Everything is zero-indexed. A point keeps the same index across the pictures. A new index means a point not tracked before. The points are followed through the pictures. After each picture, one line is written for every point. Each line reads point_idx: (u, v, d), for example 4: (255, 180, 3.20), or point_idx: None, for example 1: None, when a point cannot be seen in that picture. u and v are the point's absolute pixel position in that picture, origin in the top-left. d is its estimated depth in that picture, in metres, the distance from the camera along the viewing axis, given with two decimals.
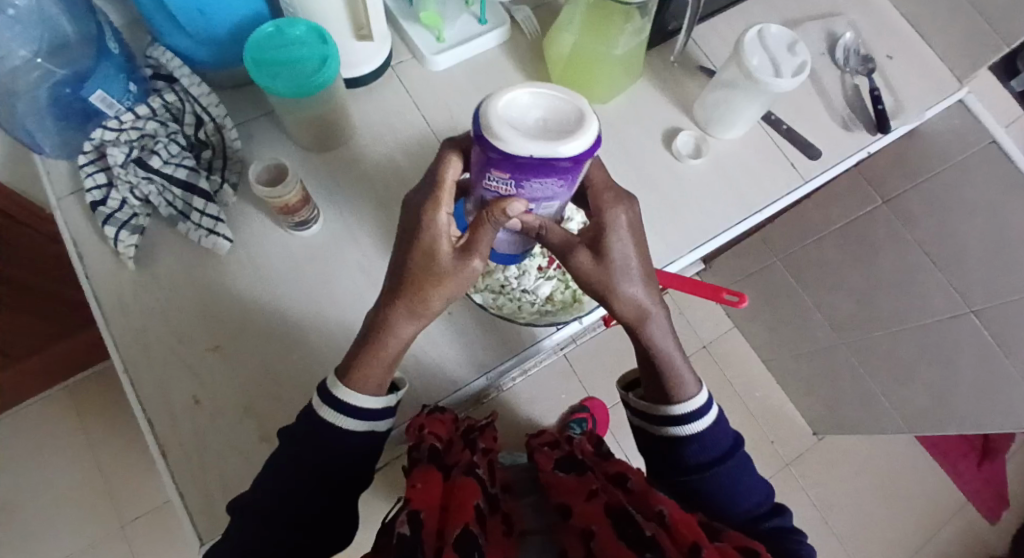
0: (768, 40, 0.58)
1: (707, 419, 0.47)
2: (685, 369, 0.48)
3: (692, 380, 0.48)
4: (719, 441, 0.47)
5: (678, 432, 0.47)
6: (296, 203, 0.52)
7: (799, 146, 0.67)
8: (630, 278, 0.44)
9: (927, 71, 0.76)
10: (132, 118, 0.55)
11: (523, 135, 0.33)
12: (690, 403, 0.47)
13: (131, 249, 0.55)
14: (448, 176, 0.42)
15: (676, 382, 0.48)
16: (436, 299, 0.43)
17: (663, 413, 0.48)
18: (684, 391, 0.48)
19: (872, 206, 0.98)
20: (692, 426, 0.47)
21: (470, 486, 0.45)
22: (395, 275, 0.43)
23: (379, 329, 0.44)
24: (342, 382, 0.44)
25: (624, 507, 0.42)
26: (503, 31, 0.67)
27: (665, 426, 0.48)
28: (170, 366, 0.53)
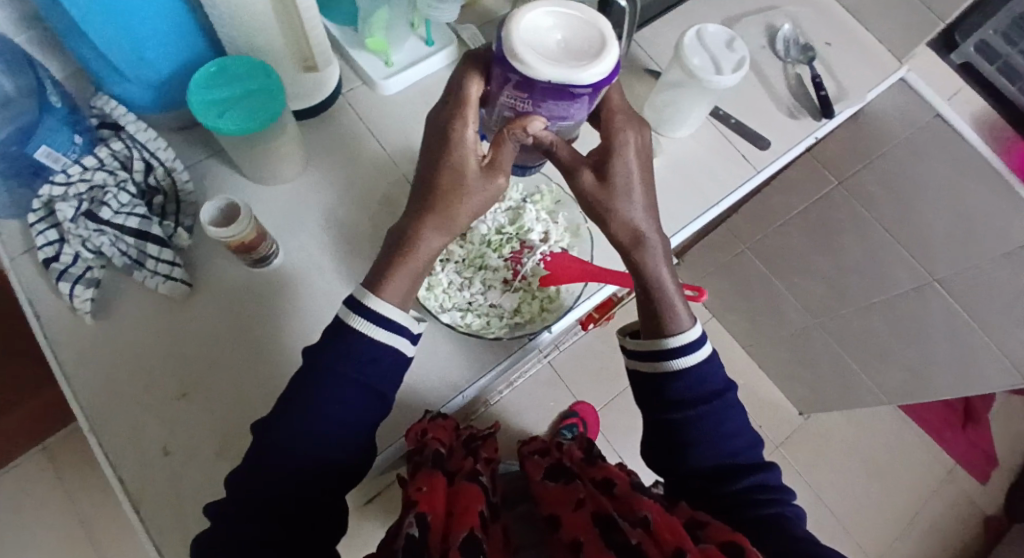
0: (707, 39, 0.60)
1: (695, 355, 0.44)
2: (680, 300, 0.46)
3: (686, 313, 0.46)
4: (708, 378, 0.45)
5: (673, 365, 0.45)
6: (253, 239, 0.52)
7: (749, 139, 0.68)
8: (628, 201, 0.44)
9: (868, 56, 0.79)
10: (79, 170, 0.54)
11: (544, 61, 0.37)
12: (682, 336, 0.44)
13: (88, 303, 0.54)
14: (472, 90, 0.42)
15: (671, 312, 0.45)
16: (463, 212, 0.42)
17: (657, 346, 0.45)
18: (677, 325, 0.45)
19: (830, 186, 0.99)
20: (681, 360, 0.44)
21: (473, 492, 0.44)
22: (425, 175, 0.42)
23: (406, 247, 0.42)
24: (370, 291, 0.41)
25: (609, 514, 0.42)
26: (451, 51, 0.68)
27: (660, 358, 0.45)
28: (140, 419, 0.52)
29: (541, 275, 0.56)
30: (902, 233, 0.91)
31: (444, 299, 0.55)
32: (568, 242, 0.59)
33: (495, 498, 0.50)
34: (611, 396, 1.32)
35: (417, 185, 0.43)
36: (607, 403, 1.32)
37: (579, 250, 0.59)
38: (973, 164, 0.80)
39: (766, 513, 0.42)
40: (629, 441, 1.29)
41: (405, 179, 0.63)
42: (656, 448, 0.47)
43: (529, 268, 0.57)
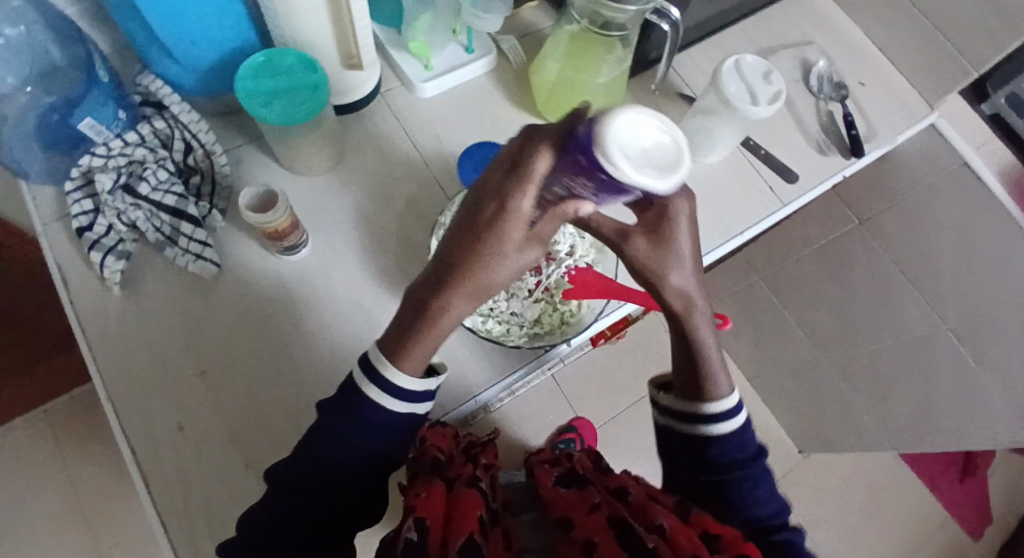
0: (745, 69, 0.60)
1: (736, 423, 0.45)
2: (722, 368, 0.46)
3: (726, 380, 0.45)
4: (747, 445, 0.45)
5: (714, 429, 0.45)
6: (285, 229, 0.53)
7: (776, 171, 0.69)
8: (680, 267, 0.41)
9: (900, 98, 0.79)
10: (120, 144, 0.56)
11: (635, 169, 0.26)
12: (723, 402, 0.45)
13: (117, 274, 0.55)
14: (542, 162, 0.31)
15: (709, 378, 0.45)
16: (494, 285, 0.35)
17: (695, 411, 0.45)
18: (716, 391, 0.45)
19: (849, 225, 1.05)
20: (718, 427, 0.45)
21: (472, 499, 0.44)
22: (456, 245, 0.34)
23: (432, 312, 0.36)
24: (389, 360, 0.38)
25: (625, 518, 0.42)
26: (488, 60, 0.69)
27: (696, 423, 0.45)
28: (156, 392, 0.53)
29: (564, 288, 0.57)
30: None
31: None
32: (592, 257, 0.59)
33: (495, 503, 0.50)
34: (611, 414, 1.32)
35: (444, 245, 0.35)
36: (607, 421, 1.32)
37: (603, 266, 0.59)
38: None
39: (772, 541, 0.42)
40: (626, 459, 1.29)
41: (433, 180, 0.64)
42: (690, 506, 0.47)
43: (552, 280, 0.57)
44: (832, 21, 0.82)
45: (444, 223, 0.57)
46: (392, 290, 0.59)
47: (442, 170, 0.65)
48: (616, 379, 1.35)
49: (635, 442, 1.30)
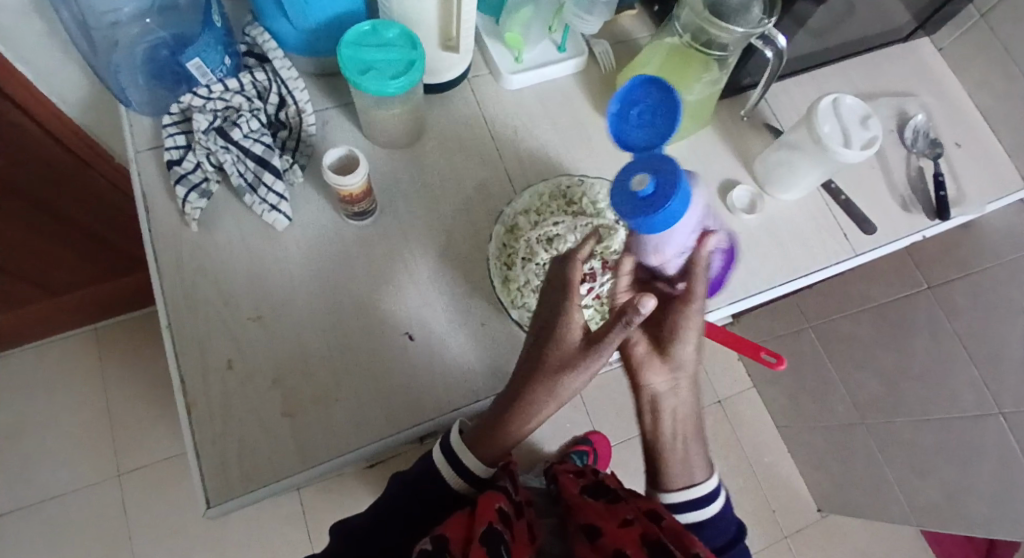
0: (842, 110, 0.59)
1: (710, 510, 0.47)
2: (698, 455, 0.48)
3: (698, 467, 0.47)
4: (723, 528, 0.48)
5: (690, 517, 0.47)
6: (359, 195, 0.54)
7: (854, 219, 0.67)
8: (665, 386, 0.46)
9: (995, 166, 0.76)
10: (220, 89, 0.58)
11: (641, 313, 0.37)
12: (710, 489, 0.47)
13: (197, 211, 0.58)
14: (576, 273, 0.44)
15: (682, 468, 0.47)
16: (567, 387, 0.42)
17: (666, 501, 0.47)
18: (690, 481, 0.47)
19: (917, 289, 0.96)
20: (706, 509, 0.47)
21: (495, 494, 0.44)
22: (527, 366, 0.44)
23: (507, 418, 0.44)
24: (467, 444, 0.47)
25: (659, 540, 0.40)
26: (579, 61, 0.69)
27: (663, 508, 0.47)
28: (213, 327, 0.55)
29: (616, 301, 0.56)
30: (980, 353, 0.87)
31: (515, 296, 0.56)
32: None
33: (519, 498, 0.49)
34: (629, 434, 1.31)
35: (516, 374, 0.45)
36: (624, 440, 1.30)
37: None
38: None
39: None
40: (637, 482, 1.27)
41: (505, 171, 0.65)
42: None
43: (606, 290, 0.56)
44: (936, 76, 0.79)
45: (506, 212, 0.59)
46: (449, 271, 0.59)
47: (515, 163, 0.65)
48: None
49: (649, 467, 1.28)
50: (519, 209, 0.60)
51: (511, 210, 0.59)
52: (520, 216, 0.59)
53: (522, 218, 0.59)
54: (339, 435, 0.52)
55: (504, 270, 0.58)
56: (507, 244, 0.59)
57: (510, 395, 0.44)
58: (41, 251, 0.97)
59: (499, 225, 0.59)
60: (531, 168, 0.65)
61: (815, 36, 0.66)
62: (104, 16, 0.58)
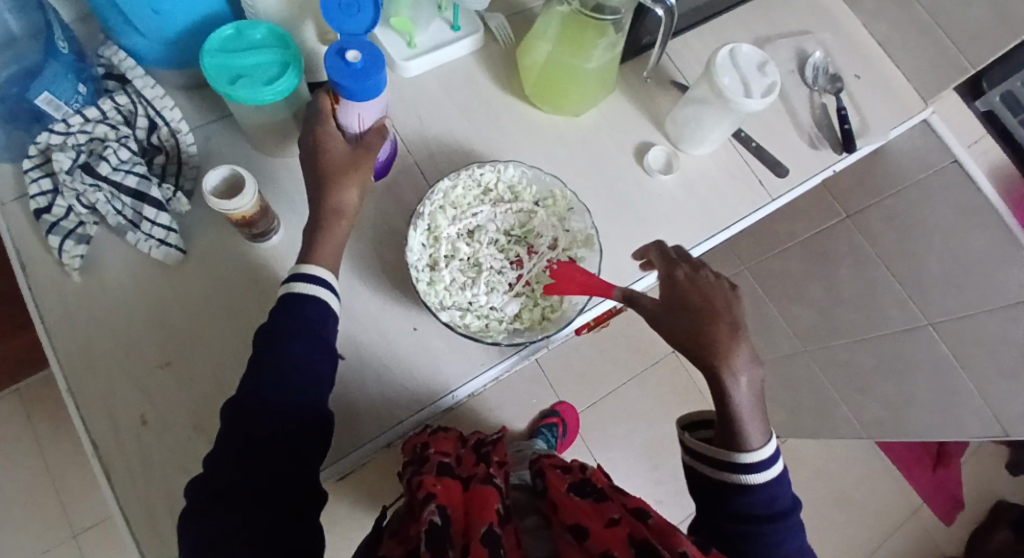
0: (740, 60, 0.58)
1: (767, 474, 0.44)
2: (755, 419, 0.44)
3: (759, 433, 0.44)
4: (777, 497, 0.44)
5: (742, 479, 0.44)
6: (253, 216, 0.50)
7: (768, 165, 0.68)
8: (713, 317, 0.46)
9: (896, 92, 0.78)
10: (80, 121, 0.52)
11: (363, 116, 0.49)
12: (759, 453, 0.43)
13: (78, 259, 0.52)
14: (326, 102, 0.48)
15: (744, 427, 0.44)
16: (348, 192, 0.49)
17: (725, 458, 0.44)
18: (749, 443, 0.44)
19: (837, 219, 1.02)
20: (757, 475, 0.43)
21: (489, 493, 0.43)
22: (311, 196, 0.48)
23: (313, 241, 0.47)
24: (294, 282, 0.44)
25: (647, 544, 0.39)
26: (475, 39, 0.66)
27: (721, 469, 0.44)
28: (118, 383, 0.51)
29: (546, 283, 0.55)
30: (903, 272, 0.91)
31: (444, 297, 0.53)
32: (575, 252, 0.56)
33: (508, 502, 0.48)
34: (593, 399, 1.32)
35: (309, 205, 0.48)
36: (588, 406, 1.31)
37: (589, 262, 0.55)
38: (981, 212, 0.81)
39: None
40: (607, 445, 1.29)
41: (415, 166, 0.62)
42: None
43: (533, 274, 0.55)
44: (830, 9, 0.80)
45: (423, 212, 0.54)
46: (370, 281, 0.56)
47: (424, 154, 0.62)
48: (599, 365, 1.34)
49: (616, 428, 1.31)
50: (434, 206, 0.55)
51: (428, 209, 0.54)
52: (437, 214, 0.55)
53: (440, 216, 0.55)
54: None
55: (429, 272, 0.54)
56: (428, 245, 0.54)
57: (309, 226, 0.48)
58: None
59: (417, 227, 0.53)
60: (441, 159, 0.62)
61: None
62: None
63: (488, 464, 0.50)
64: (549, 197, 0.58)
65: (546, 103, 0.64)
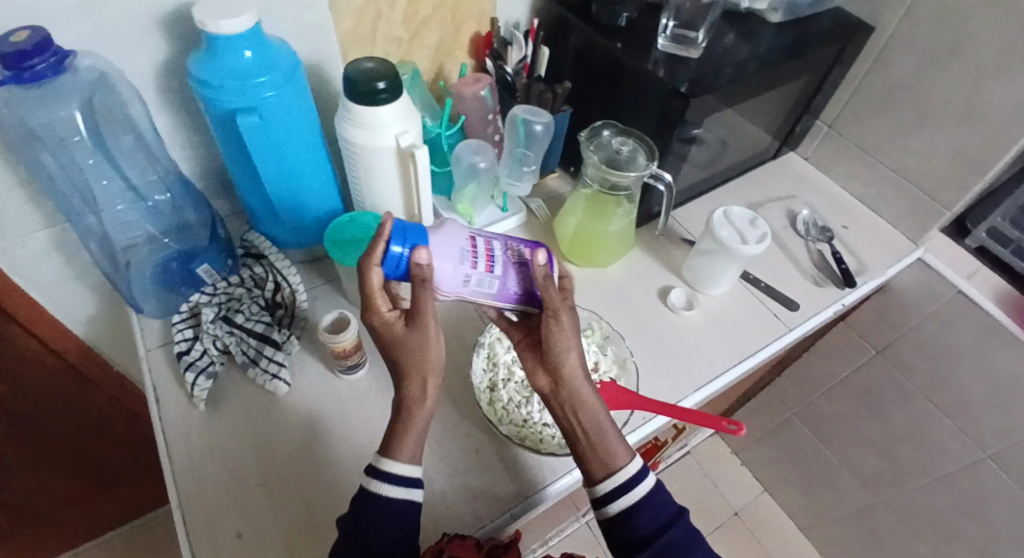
0: (733, 218, 0.72)
1: (642, 492, 0.48)
2: (618, 439, 0.51)
3: (623, 450, 0.50)
4: (662, 509, 0.48)
5: (621, 505, 0.48)
6: (349, 349, 0.62)
7: (780, 300, 0.78)
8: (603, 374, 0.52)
9: (885, 240, 0.90)
10: (224, 284, 0.69)
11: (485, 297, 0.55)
12: (623, 473, 0.49)
13: (204, 391, 0.64)
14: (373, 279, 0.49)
15: (602, 456, 0.50)
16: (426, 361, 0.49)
17: (597, 494, 0.49)
18: (612, 465, 0.49)
19: (868, 355, 1.03)
20: (631, 495, 0.48)
21: None
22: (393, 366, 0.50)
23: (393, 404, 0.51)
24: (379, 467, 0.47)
25: None
26: (521, 216, 0.84)
27: (600, 506, 0.49)
28: (222, 501, 0.59)
29: None
30: (946, 404, 0.94)
31: (503, 414, 0.62)
32: (615, 372, 0.66)
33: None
34: None
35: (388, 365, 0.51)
36: None
37: (625, 380, 0.65)
38: (998, 332, 0.84)
39: None
40: None
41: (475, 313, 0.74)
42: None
43: None
44: (809, 180, 0.97)
45: (484, 342, 0.67)
46: (438, 408, 0.65)
47: None
48: None
49: None
50: (493, 338, 0.67)
51: (487, 340, 0.67)
52: (496, 344, 0.67)
53: (498, 346, 0.67)
54: None
55: (489, 393, 0.64)
56: (488, 369, 0.65)
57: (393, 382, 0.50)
58: (40, 473, 0.99)
59: (479, 354, 0.66)
60: None
61: (701, 168, 0.84)
62: (122, 241, 0.67)
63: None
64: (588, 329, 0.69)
65: (579, 262, 0.79)
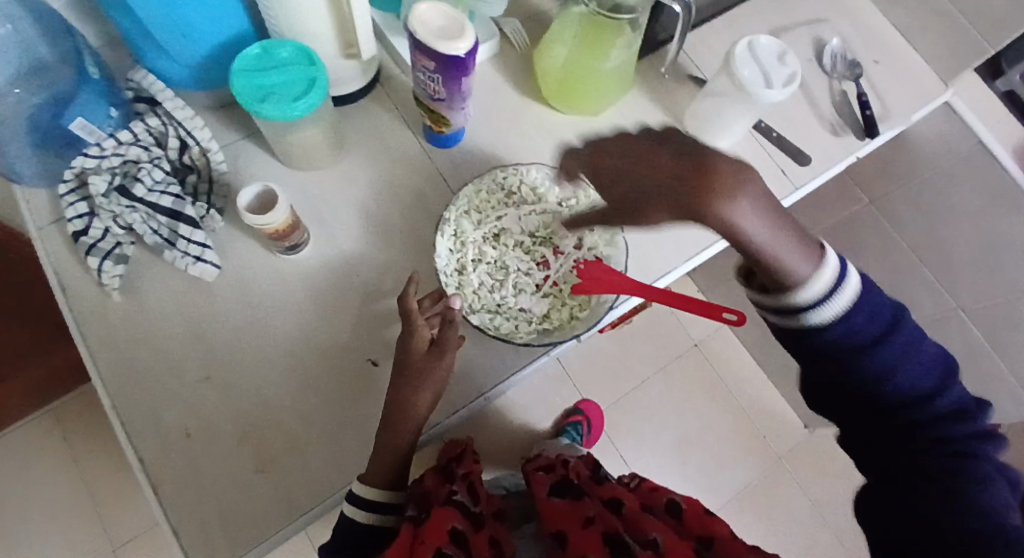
0: (759, 51, 0.58)
1: (841, 305, 0.36)
2: (790, 246, 0.34)
3: (805, 256, 0.35)
4: (877, 309, 0.38)
5: (812, 320, 0.37)
6: (287, 228, 0.51)
7: (790, 155, 0.67)
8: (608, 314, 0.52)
9: (915, 76, 0.76)
10: (113, 144, 0.54)
11: (427, 65, 0.49)
12: (816, 282, 0.36)
13: (117, 279, 0.54)
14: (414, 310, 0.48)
15: (792, 268, 0.35)
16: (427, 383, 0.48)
17: (780, 301, 0.37)
18: (802, 277, 0.36)
19: (859, 206, 0.98)
20: (817, 315, 0.37)
21: (449, 513, 0.47)
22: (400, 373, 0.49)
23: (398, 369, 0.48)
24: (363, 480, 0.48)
25: (618, 534, 0.44)
26: (492, 44, 0.65)
27: (794, 318, 0.38)
28: (161, 398, 0.52)
29: (573, 283, 0.55)
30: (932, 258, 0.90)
31: (473, 300, 0.54)
32: (602, 250, 0.55)
33: (481, 509, 0.52)
34: (617, 397, 1.28)
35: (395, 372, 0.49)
36: (613, 404, 1.27)
37: (615, 260, 0.54)
38: None
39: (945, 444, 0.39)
40: (633, 442, 1.26)
41: (438, 173, 0.62)
42: (819, 389, 0.42)
43: (560, 274, 0.56)
44: None
45: (449, 218, 0.55)
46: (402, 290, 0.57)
47: (446, 160, 0.62)
48: (623, 361, 1.30)
49: (642, 424, 1.27)
50: (460, 211, 0.56)
51: (454, 215, 0.55)
52: (462, 219, 0.56)
53: (465, 220, 0.56)
54: (323, 485, 0.51)
55: (458, 277, 0.55)
56: (455, 249, 0.55)
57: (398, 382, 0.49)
58: None
59: (444, 233, 0.55)
60: (464, 164, 0.62)
61: None
62: None
63: (453, 483, 0.54)
64: (574, 196, 0.58)
65: (565, 104, 0.64)
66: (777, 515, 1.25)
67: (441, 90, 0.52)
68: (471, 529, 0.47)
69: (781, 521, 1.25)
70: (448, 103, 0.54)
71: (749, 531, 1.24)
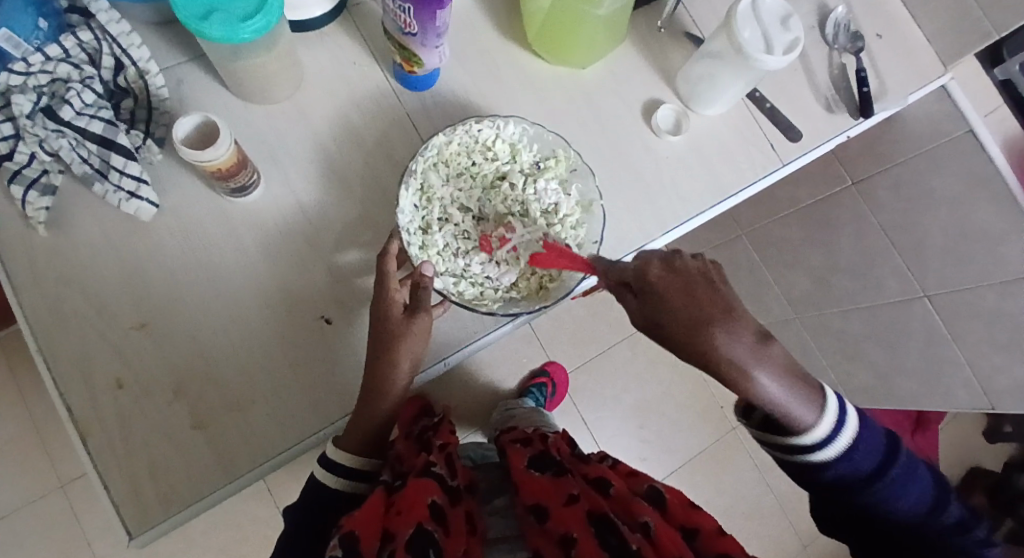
0: (762, 11, 0.54)
1: (840, 445, 0.41)
2: (799, 401, 0.41)
3: (809, 407, 0.41)
4: (871, 443, 0.41)
5: (817, 458, 0.41)
6: (232, 166, 0.46)
7: (780, 127, 0.64)
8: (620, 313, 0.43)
9: (915, 55, 0.73)
10: (41, 60, 0.47)
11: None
12: (815, 432, 0.41)
13: (43, 212, 0.48)
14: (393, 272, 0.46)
15: (795, 416, 0.41)
16: (403, 353, 0.45)
17: (788, 443, 0.42)
18: (804, 424, 0.41)
19: (842, 186, 0.97)
20: (822, 454, 0.41)
21: (428, 484, 0.42)
22: (378, 339, 0.46)
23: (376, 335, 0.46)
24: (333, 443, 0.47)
25: (607, 514, 0.41)
26: None
27: (794, 454, 0.42)
28: (90, 345, 0.48)
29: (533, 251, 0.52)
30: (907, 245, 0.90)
31: (437, 262, 0.51)
32: (577, 217, 0.54)
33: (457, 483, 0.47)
34: (583, 360, 1.27)
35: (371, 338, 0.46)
36: (578, 367, 1.27)
37: (589, 228, 0.53)
38: (991, 182, 0.76)
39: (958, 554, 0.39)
40: (594, 406, 1.26)
41: (408, 119, 0.57)
42: (832, 513, 0.44)
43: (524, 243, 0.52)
44: None
45: (414, 170, 0.50)
46: (362, 244, 0.53)
47: (417, 107, 0.57)
48: (592, 326, 1.29)
49: (605, 389, 1.27)
50: (427, 163, 0.51)
51: (420, 166, 0.50)
52: (429, 172, 0.51)
53: (432, 174, 0.52)
54: (267, 444, 0.48)
55: (422, 236, 0.51)
56: (420, 206, 0.52)
57: (377, 348, 0.45)
58: None
59: (409, 188, 0.50)
60: (437, 112, 0.57)
61: None
62: None
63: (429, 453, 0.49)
64: (551, 156, 0.54)
65: (552, 51, 0.59)
66: (726, 481, 1.29)
67: (412, 23, 0.47)
68: (448, 502, 0.43)
69: (730, 487, 1.29)
70: (421, 38, 0.48)
71: (698, 494, 1.28)
